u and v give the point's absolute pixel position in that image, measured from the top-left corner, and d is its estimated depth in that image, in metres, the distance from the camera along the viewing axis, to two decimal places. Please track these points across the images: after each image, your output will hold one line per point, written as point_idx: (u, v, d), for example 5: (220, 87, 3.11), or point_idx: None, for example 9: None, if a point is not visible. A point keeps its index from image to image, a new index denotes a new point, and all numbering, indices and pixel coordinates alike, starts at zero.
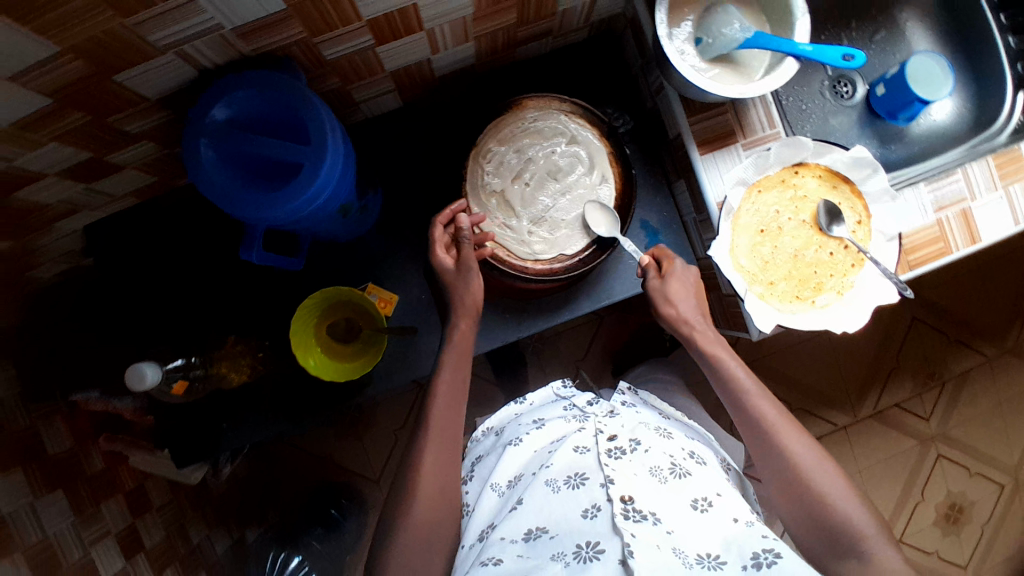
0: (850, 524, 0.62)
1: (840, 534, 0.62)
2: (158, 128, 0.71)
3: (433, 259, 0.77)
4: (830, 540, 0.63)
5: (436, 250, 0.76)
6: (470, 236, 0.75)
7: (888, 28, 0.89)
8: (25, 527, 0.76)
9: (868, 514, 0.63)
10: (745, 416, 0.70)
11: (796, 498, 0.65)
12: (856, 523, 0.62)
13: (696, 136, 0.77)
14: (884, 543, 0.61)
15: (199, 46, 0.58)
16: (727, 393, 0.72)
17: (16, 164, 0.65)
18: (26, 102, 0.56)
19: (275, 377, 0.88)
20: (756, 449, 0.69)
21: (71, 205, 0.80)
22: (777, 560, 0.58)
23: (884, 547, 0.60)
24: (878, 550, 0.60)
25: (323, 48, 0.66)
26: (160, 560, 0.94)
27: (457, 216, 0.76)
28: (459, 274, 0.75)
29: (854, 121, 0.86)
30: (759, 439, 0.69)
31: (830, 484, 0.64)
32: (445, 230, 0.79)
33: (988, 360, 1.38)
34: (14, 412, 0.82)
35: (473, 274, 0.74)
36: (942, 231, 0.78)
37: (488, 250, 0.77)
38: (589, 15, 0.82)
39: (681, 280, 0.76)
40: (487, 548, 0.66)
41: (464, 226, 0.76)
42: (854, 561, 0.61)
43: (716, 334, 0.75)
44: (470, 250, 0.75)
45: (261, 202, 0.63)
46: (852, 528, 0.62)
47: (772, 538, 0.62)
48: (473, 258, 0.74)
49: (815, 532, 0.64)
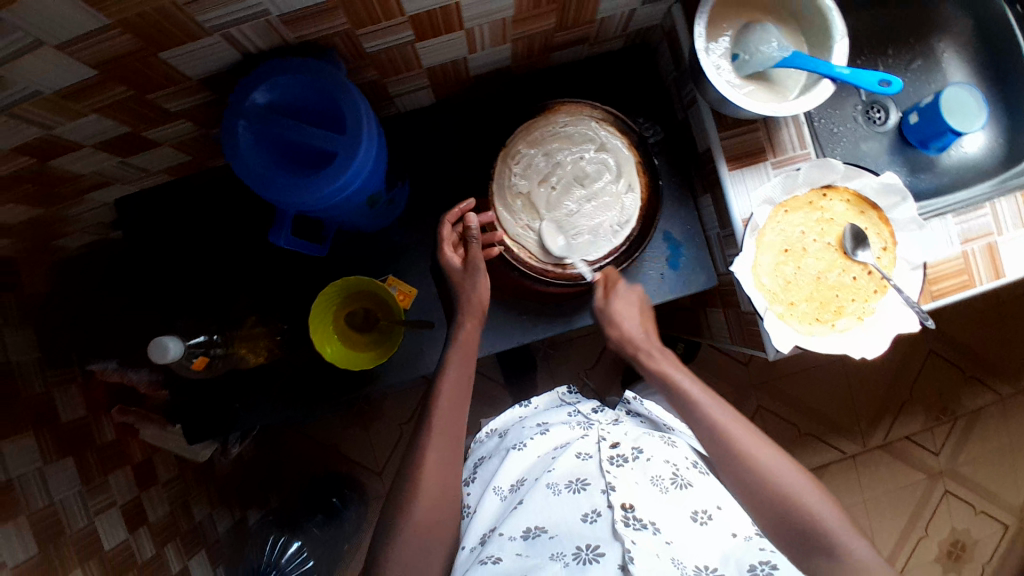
0: (820, 523, 0.60)
1: (810, 532, 0.60)
2: (197, 108, 0.72)
3: (440, 257, 0.77)
4: (796, 539, 0.61)
5: (444, 248, 0.77)
6: (479, 235, 0.75)
7: (925, 57, 0.88)
8: (32, 492, 0.77)
9: (837, 512, 0.61)
10: (693, 419, 0.69)
11: (762, 504, 0.63)
12: (824, 519, 0.60)
13: (726, 151, 0.77)
14: (856, 537, 0.59)
15: (244, 30, 0.59)
16: (684, 411, 0.70)
17: (56, 132, 0.67)
18: (73, 72, 0.57)
19: (290, 361, 0.89)
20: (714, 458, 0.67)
21: (105, 178, 0.81)
22: (773, 572, 0.61)
23: (858, 541, 0.59)
24: (850, 544, 0.59)
25: (364, 40, 0.67)
26: (162, 535, 0.95)
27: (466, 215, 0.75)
28: (466, 274, 0.75)
29: (885, 147, 0.86)
30: (719, 449, 0.66)
31: (795, 483, 0.63)
32: (454, 228, 0.78)
33: (1002, 399, 1.36)
34: (32, 377, 0.86)
35: (480, 273, 0.74)
36: (967, 264, 0.78)
37: (496, 250, 0.77)
38: (627, 24, 0.82)
39: (626, 300, 0.78)
40: (487, 546, 0.68)
41: (473, 225, 0.75)
42: (825, 560, 0.59)
43: (661, 352, 0.74)
44: (478, 249, 0.75)
45: (293, 186, 0.64)
46: (821, 528, 0.60)
47: (769, 550, 0.65)
48: (480, 258, 0.75)
49: (780, 533, 0.62)
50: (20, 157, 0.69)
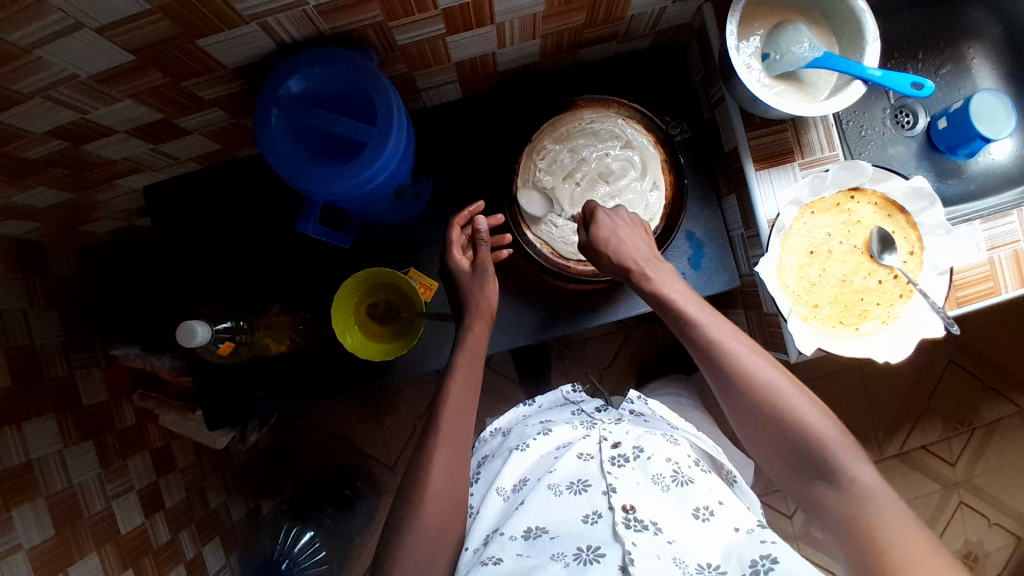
0: (820, 447, 0.58)
1: (811, 456, 0.58)
2: (229, 97, 0.73)
3: (448, 258, 0.78)
4: (797, 463, 0.59)
5: (452, 251, 0.78)
6: (487, 238, 0.76)
7: (955, 63, 0.87)
8: (52, 474, 0.78)
9: (841, 434, 0.58)
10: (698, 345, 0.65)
11: (764, 429, 0.61)
12: (825, 441, 0.57)
13: (753, 151, 0.77)
14: (859, 461, 0.56)
15: (281, 19, 0.59)
16: (683, 332, 0.67)
17: (90, 117, 0.68)
18: (111, 57, 0.58)
19: (311, 351, 0.89)
20: (713, 381, 0.65)
21: (135, 164, 0.82)
22: (773, 565, 0.56)
23: (861, 466, 0.56)
24: (852, 469, 0.56)
25: (396, 33, 0.67)
26: (178, 521, 0.96)
27: (474, 218, 0.76)
28: (475, 277, 0.75)
29: (912, 152, 0.85)
30: (718, 375, 0.63)
31: (800, 404, 0.59)
32: (462, 231, 0.80)
33: (1020, 412, 1.34)
34: (54, 361, 0.87)
35: (489, 277, 0.75)
36: (992, 271, 0.77)
37: (504, 252, 0.78)
38: (657, 22, 0.82)
39: (611, 226, 0.73)
40: (488, 548, 0.66)
41: (482, 228, 0.76)
42: (827, 486, 0.57)
43: (663, 270, 0.70)
44: (486, 253, 0.76)
45: (324, 174, 0.65)
46: (823, 452, 0.57)
47: (771, 542, 0.60)
48: (489, 261, 0.76)
49: (786, 458, 0.60)
50: (54, 141, 0.70)
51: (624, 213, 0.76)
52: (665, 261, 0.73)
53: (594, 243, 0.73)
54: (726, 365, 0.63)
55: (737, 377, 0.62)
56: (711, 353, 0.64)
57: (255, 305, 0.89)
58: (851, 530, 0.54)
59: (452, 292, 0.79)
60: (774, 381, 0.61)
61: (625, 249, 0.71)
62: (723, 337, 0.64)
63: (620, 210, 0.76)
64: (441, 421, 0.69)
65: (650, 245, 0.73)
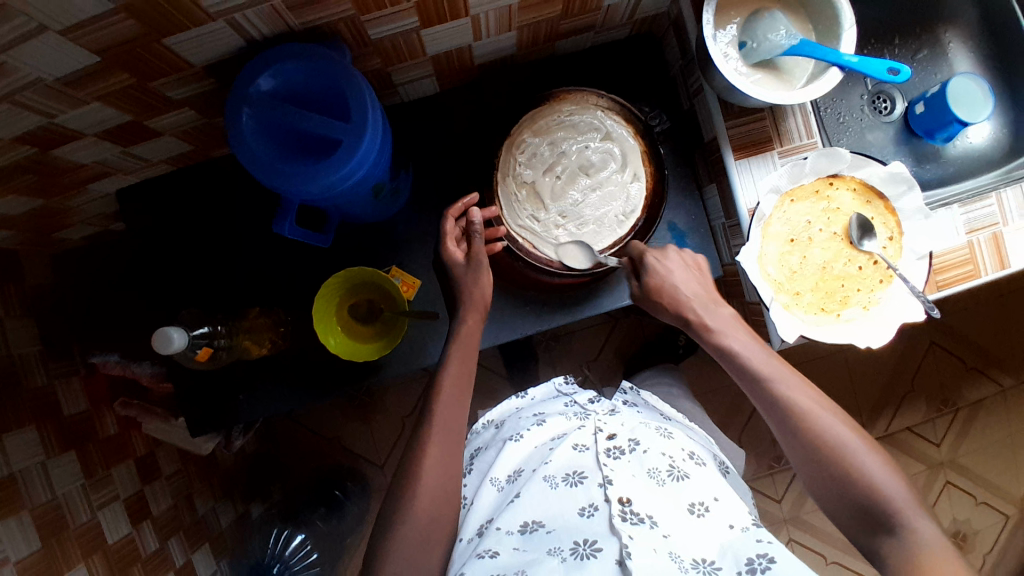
0: (882, 497, 0.58)
1: (871, 505, 0.59)
2: (200, 96, 0.71)
3: (441, 250, 0.76)
4: (858, 513, 0.60)
5: (446, 242, 0.76)
6: (481, 231, 0.74)
7: (931, 47, 0.88)
8: (34, 486, 0.77)
9: (903, 487, 0.59)
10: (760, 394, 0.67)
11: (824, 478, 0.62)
12: (886, 490, 0.58)
13: (732, 139, 0.77)
14: (919, 512, 0.57)
15: (250, 16, 0.58)
16: (746, 379, 0.69)
17: (58, 121, 0.66)
18: (76, 59, 0.57)
19: (296, 353, 0.89)
20: (777, 429, 0.66)
21: (107, 168, 0.80)
22: (770, 565, 0.57)
23: (922, 518, 0.57)
24: (914, 521, 0.57)
25: (369, 28, 0.66)
26: (166, 528, 0.95)
27: (468, 210, 0.74)
28: (468, 271, 0.75)
29: (890, 138, 0.86)
30: (782, 422, 0.65)
31: (862, 454, 0.61)
32: (456, 223, 0.78)
33: (1003, 391, 1.36)
34: (32, 371, 0.85)
35: (484, 270, 0.74)
36: (972, 254, 0.78)
37: (498, 245, 0.77)
38: (633, 12, 0.82)
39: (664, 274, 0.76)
40: (484, 541, 0.66)
41: (476, 220, 0.74)
42: (888, 537, 0.58)
43: (718, 316, 0.74)
44: (481, 245, 0.75)
45: (299, 173, 0.64)
46: (885, 501, 0.58)
47: (768, 542, 0.61)
48: (484, 253, 0.75)
49: (848, 509, 0.61)
50: (22, 147, 0.68)
51: (673, 254, 0.78)
52: (722, 302, 0.76)
53: (649, 294, 0.76)
54: (791, 414, 0.65)
55: (802, 425, 0.64)
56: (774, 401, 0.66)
57: (237, 308, 0.87)
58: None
59: (445, 287, 0.78)
60: (838, 430, 0.62)
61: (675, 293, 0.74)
62: (787, 385, 0.66)
63: (669, 252, 0.78)
64: (426, 422, 0.68)
65: (703, 286, 0.76)
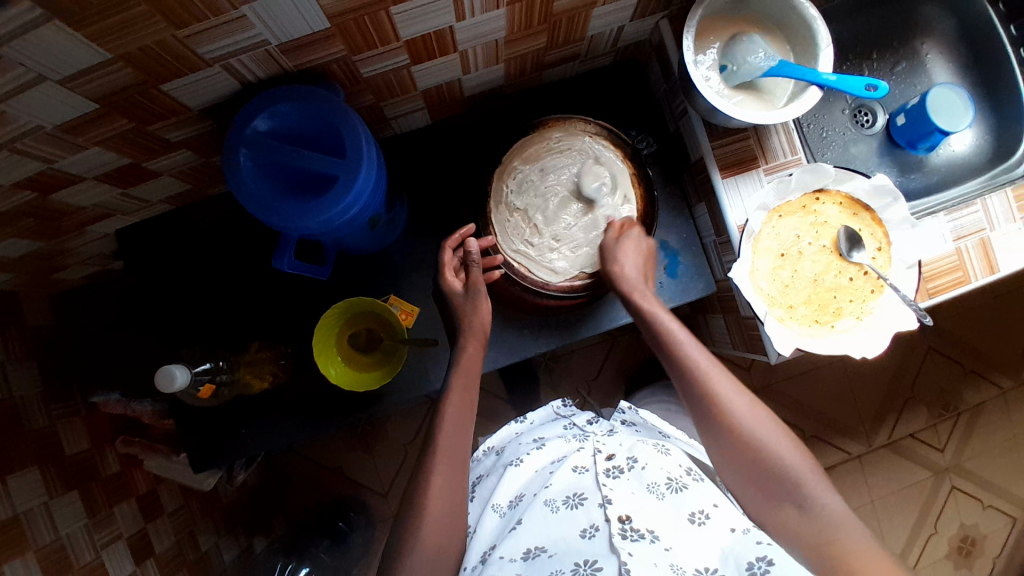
0: (790, 474, 0.60)
1: (781, 482, 0.61)
2: (197, 138, 0.73)
3: (440, 281, 0.79)
4: (765, 489, 0.61)
5: (446, 274, 0.79)
6: (479, 260, 0.77)
7: (909, 60, 0.90)
8: (38, 528, 0.76)
9: (808, 464, 0.61)
10: (677, 366, 0.68)
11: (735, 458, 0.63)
12: (795, 471, 0.61)
13: (718, 159, 0.79)
14: (828, 489, 0.60)
15: (245, 60, 0.60)
16: (677, 370, 0.68)
17: (58, 166, 0.67)
18: (73, 106, 0.58)
19: (297, 384, 0.89)
20: (689, 404, 0.67)
21: (104, 209, 0.82)
22: (769, 567, 0.57)
23: (829, 495, 0.59)
24: (821, 498, 0.59)
25: (360, 66, 0.68)
26: (169, 567, 0.94)
27: (466, 240, 0.77)
28: (467, 298, 0.77)
29: (873, 149, 0.88)
30: (695, 397, 0.66)
31: (776, 442, 0.62)
32: (454, 253, 0.81)
33: (1001, 393, 1.37)
34: (36, 412, 0.85)
35: (482, 298, 0.76)
36: (961, 260, 0.79)
37: (496, 273, 0.79)
38: (616, 40, 0.84)
39: (634, 244, 0.79)
40: (486, 568, 0.65)
41: (473, 250, 0.77)
42: (793, 510, 0.60)
43: (654, 295, 0.75)
44: (478, 274, 0.77)
45: (294, 212, 0.65)
46: (795, 478, 0.60)
47: (767, 543, 0.61)
48: (481, 281, 0.77)
49: (754, 481, 0.62)
50: (22, 192, 0.69)
51: (636, 237, 0.79)
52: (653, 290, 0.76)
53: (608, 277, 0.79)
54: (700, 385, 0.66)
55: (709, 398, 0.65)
56: (688, 374, 0.66)
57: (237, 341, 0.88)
58: (823, 557, 0.56)
59: (446, 319, 0.81)
60: (756, 417, 0.63)
61: (615, 269, 0.77)
62: (718, 382, 0.65)
63: (631, 239, 0.79)
64: (431, 449, 0.68)
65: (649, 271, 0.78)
